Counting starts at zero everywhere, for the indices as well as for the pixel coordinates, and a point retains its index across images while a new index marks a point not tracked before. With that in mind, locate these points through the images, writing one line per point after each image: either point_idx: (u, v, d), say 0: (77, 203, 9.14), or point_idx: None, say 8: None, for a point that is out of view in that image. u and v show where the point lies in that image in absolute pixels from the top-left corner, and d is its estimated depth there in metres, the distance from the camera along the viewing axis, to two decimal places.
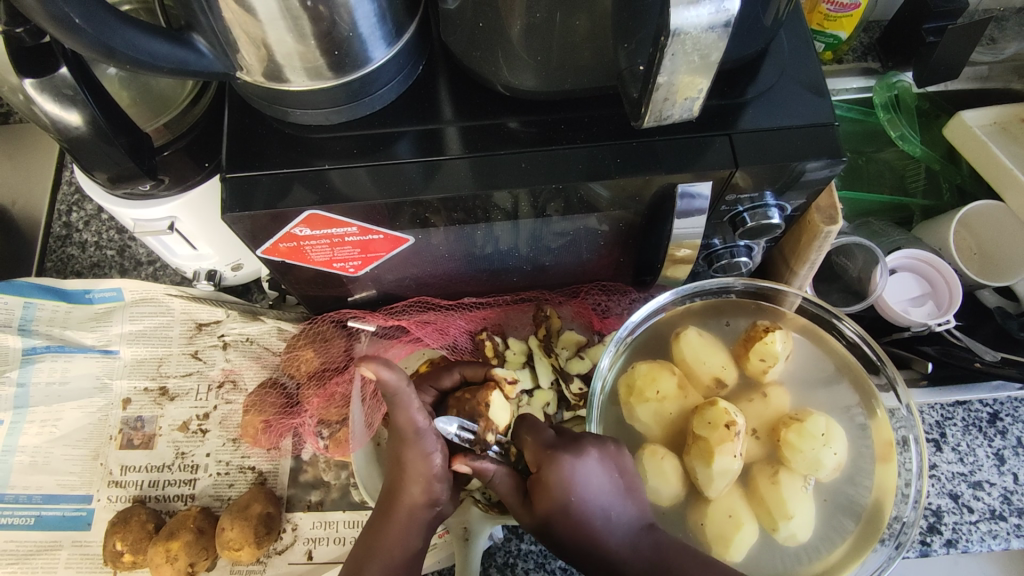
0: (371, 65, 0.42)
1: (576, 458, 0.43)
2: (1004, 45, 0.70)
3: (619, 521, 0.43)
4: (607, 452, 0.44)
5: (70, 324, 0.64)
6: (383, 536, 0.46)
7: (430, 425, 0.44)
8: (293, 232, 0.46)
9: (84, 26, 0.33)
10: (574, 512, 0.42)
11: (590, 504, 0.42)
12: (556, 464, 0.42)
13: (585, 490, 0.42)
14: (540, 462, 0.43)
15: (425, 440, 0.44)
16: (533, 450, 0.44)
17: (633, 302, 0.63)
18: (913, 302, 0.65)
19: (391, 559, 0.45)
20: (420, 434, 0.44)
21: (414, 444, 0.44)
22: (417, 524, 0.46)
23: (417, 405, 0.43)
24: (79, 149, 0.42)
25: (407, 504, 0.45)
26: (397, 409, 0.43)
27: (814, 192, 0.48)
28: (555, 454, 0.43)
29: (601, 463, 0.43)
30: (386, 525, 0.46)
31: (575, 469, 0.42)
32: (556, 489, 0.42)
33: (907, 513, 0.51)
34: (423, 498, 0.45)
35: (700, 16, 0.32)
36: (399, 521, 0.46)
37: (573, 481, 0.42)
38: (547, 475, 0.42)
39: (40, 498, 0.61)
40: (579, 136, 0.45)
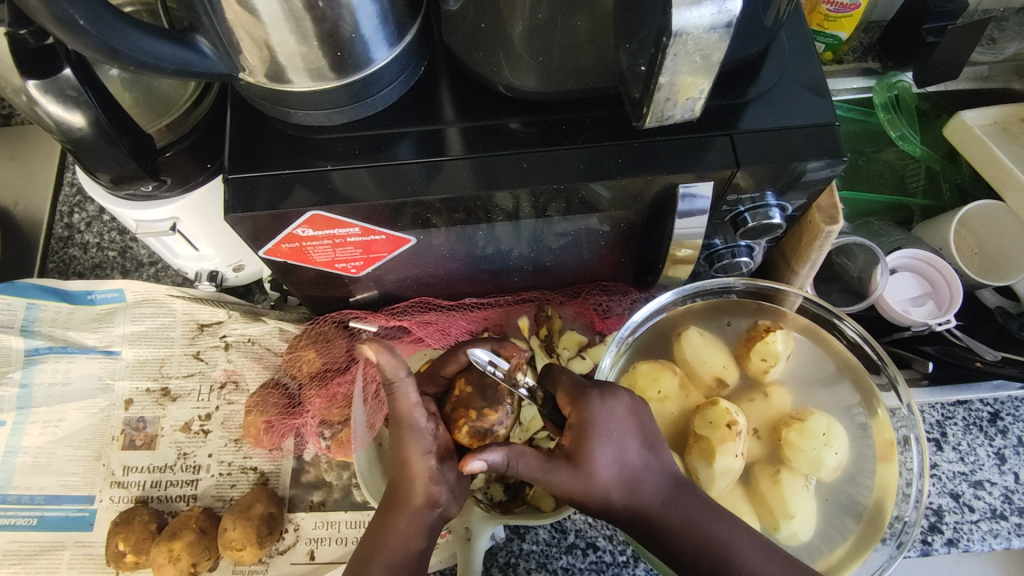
0: (373, 66, 0.42)
1: (611, 403, 0.43)
2: (1004, 46, 0.71)
3: (652, 467, 0.43)
4: (636, 399, 0.45)
5: (72, 325, 0.65)
6: (391, 529, 0.44)
7: (428, 420, 0.42)
8: (295, 233, 0.46)
9: (87, 28, 0.33)
10: (612, 457, 0.42)
11: (626, 448, 0.43)
12: (592, 407, 0.43)
13: (622, 435, 0.43)
14: (574, 406, 0.43)
15: (422, 436, 0.42)
16: (566, 392, 0.45)
17: (634, 303, 0.63)
18: (913, 302, 0.65)
19: (396, 554, 0.44)
20: (416, 427, 0.42)
21: (409, 440, 0.42)
22: (421, 519, 0.43)
23: (415, 392, 0.41)
24: (83, 150, 0.42)
25: (405, 507, 0.43)
26: (395, 398, 0.41)
27: (814, 192, 0.48)
28: (589, 398, 0.43)
29: (632, 408, 0.44)
30: (390, 521, 0.44)
31: (610, 412, 0.43)
32: (594, 434, 0.42)
33: (908, 513, 0.51)
34: (420, 500, 0.43)
35: (702, 16, 0.33)
36: (402, 516, 0.43)
37: (610, 423, 0.43)
38: (584, 418, 0.42)
39: (42, 498, 0.61)
40: (580, 137, 0.45)
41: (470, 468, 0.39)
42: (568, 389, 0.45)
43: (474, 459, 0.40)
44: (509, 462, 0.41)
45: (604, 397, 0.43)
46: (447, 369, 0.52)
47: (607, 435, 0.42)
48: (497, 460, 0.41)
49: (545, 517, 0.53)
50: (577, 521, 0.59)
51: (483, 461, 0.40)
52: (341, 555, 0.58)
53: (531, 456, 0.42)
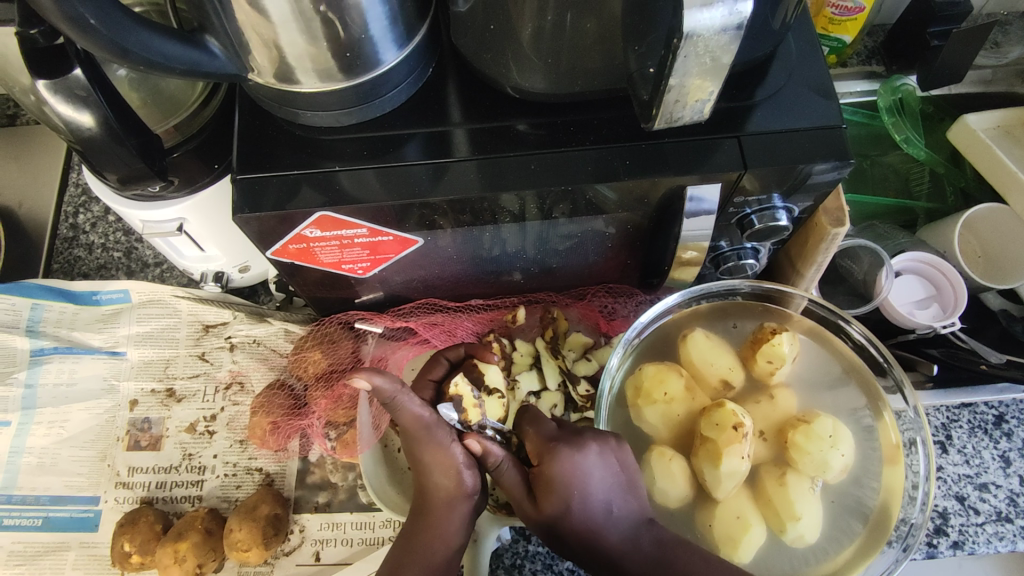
0: (382, 68, 0.42)
1: (577, 453, 0.44)
2: (1007, 50, 0.71)
3: (619, 515, 0.44)
4: (606, 446, 0.45)
5: (77, 325, 0.65)
6: (427, 531, 0.46)
7: (438, 418, 0.47)
8: (303, 234, 0.46)
9: (99, 27, 0.33)
10: (575, 507, 0.43)
11: (590, 498, 0.43)
12: (558, 459, 0.44)
13: (586, 486, 0.43)
14: (541, 458, 0.45)
15: (438, 435, 0.46)
16: (534, 443, 0.46)
17: (640, 305, 0.62)
18: (919, 305, 0.65)
19: (434, 552, 0.45)
20: (428, 429, 0.46)
21: (427, 438, 0.46)
22: (460, 506, 0.46)
23: (416, 397, 0.46)
24: (91, 150, 0.42)
25: (440, 498, 0.46)
26: (398, 412, 0.46)
27: (820, 194, 0.48)
28: (555, 450, 0.44)
29: (601, 458, 0.45)
30: (428, 520, 0.46)
31: (575, 464, 0.44)
32: (556, 486, 0.43)
33: (914, 515, 0.51)
34: (452, 487, 0.46)
35: (713, 18, 0.33)
36: (441, 507, 0.46)
37: (574, 476, 0.43)
38: (550, 470, 0.44)
39: (47, 499, 0.61)
40: (588, 139, 0.45)
41: (468, 445, 0.45)
42: (536, 440, 0.46)
43: (473, 440, 0.46)
44: (501, 460, 0.46)
45: (570, 448, 0.44)
46: (432, 375, 0.57)
47: (568, 489, 0.43)
48: (494, 452, 0.45)
49: None
50: None
51: (480, 444, 0.45)
52: (347, 556, 0.58)
53: (517, 472, 0.46)
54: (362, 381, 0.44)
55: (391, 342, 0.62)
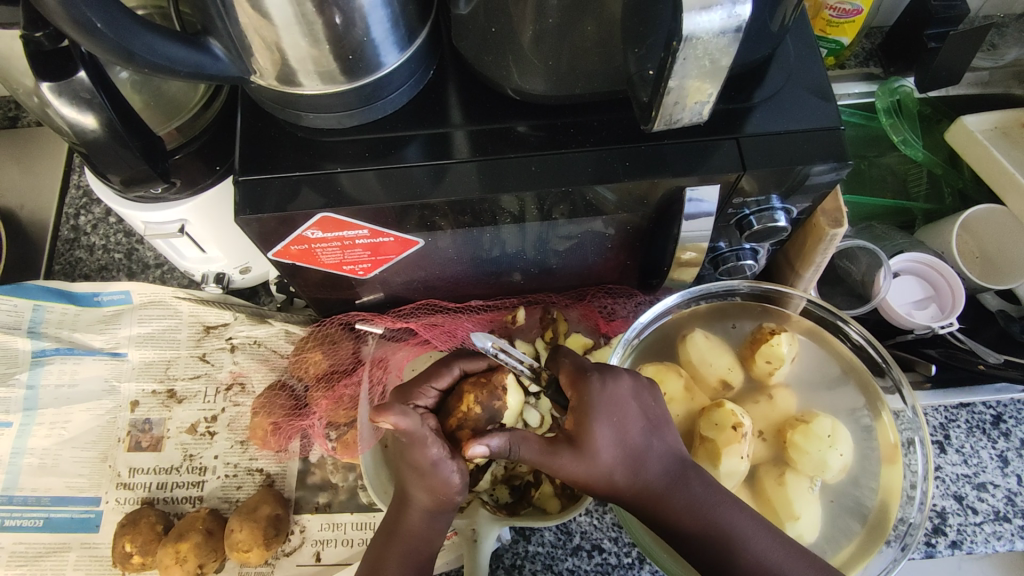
0: (384, 70, 0.42)
1: (612, 383, 0.43)
2: (1004, 52, 0.71)
3: (658, 448, 0.43)
4: (637, 379, 0.45)
5: (79, 326, 0.65)
6: (404, 527, 0.46)
7: (444, 450, 0.44)
8: (304, 235, 0.46)
9: (104, 30, 0.34)
10: (615, 439, 0.42)
11: (629, 428, 0.42)
12: (593, 389, 0.42)
13: (623, 416, 0.42)
14: (575, 389, 0.43)
15: (442, 468, 0.44)
16: (567, 374, 0.44)
17: (639, 305, 0.62)
18: (916, 305, 0.65)
19: (415, 552, 0.46)
20: (434, 463, 0.44)
21: (431, 473, 0.44)
22: (440, 515, 0.46)
23: (432, 438, 0.44)
24: (95, 152, 0.42)
25: (420, 508, 0.45)
26: (411, 451, 0.44)
27: (819, 195, 0.48)
28: (588, 380, 0.43)
29: (635, 389, 0.44)
30: (403, 517, 0.46)
31: (612, 393, 0.43)
32: (596, 414, 0.42)
33: (912, 515, 0.51)
34: (432, 502, 0.45)
35: (712, 21, 0.33)
36: (417, 516, 0.46)
37: (611, 405, 0.42)
38: (588, 399, 0.42)
39: (48, 500, 0.61)
40: (588, 140, 0.45)
41: (473, 453, 0.41)
42: (570, 371, 0.44)
43: (476, 445, 0.41)
44: (511, 446, 0.42)
45: (605, 379, 0.43)
46: (435, 382, 0.51)
47: (607, 415, 0.42)
48: (499, 446, 0.42)
49: (549, 517, 0.53)
50: (583, 523, 0.59)
51: (484, 447, 0.41)
52: (348, 556, 0.59)
53: (536, 444, 0.43)
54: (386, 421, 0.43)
55: (392, 342, 0.61)
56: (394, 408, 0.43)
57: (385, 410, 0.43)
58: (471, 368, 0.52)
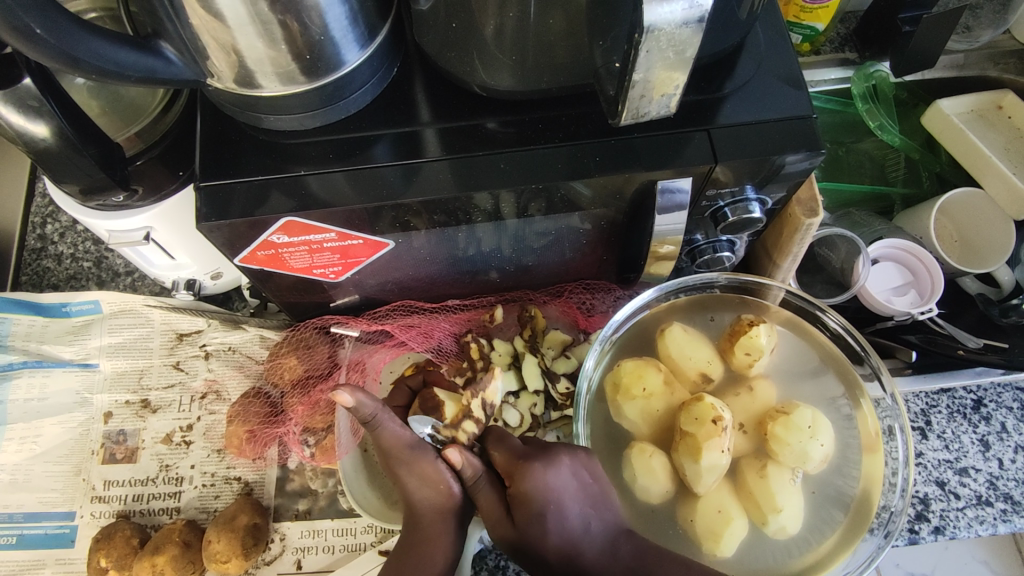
0: (345, 68, 0.41)
1: (551, 470, 0.44)
2: (979, 33, 0.69)
3: (595, 529, 0.44)
4: (578, 459, 0.46)
5: (47, 338, 0.64)
6: (422, 536, 0.45)
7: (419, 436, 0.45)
8: (270, 239, 0.45)
9: (44, 36, 0.32)
10: (551, 525, 0.43)
11: (567, 514, 0.43)
12: (531, 477, 0.43)
13: (561, 503, 0.43)
14: (514, 475, 0.44)
15: (423, 453, 0.45)
16: (504, 460, 0.45)
17: (618, 299, 0.62)
18: (896, 291, 0.65)
19: (432, 563, 0.45)
20: (412, 450, 0.44)
21: (413, 458, 0.44)
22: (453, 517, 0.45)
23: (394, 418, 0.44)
24: (48, 162, 0.42)
25: (432, 511, 0.45)
26: (380, 432, 0.44)
27: (794, 184, 0.48)
28: (529, 467, 0.44)
29: (575, 472, 0.45)
30: (420, 523, 0.46)
31: (550, 480, 0.43)
32: (532, 505, 0.43)
33: (895, 502, 0.51)
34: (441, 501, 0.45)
35: (673, 12, 0.32)
36: (433, 519, 0.45)
37: (549, 493, 0.43)
38: (524, 488, 0.43)
39: (21, 516, 0.60)
40: (557, 136, 0.44)
41: (451, 458, 0.44)
42: (507, 458, 0.45)
43: (453, 452, 0.44)
44: (478, 476, 0.45)
45: (544, 465, 0.44)
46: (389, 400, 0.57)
47: (545, 504, 0.43)
48: (472, 463, 0.45)
49: None
50: None
51: (461, 454, 0.44)
52: (330, 563, 0.58)
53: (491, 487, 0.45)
54: (346, 399, 0.41)
55: (369, 345, 0.61)
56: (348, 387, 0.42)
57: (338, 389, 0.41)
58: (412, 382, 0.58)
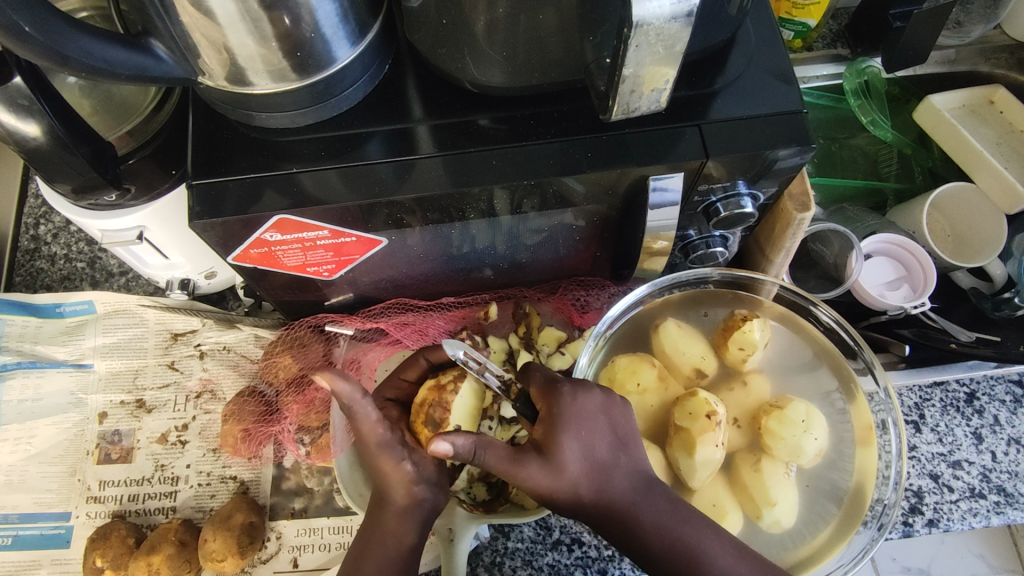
0: (336, 65, 0.41)
1: (583, 395, 0.43)
2: (970, 29, 0.70)
3: (628, 463, 0.43)
4: (612, 397, 0.45)
5: (41, 339, 0.64)
6: (381, 529, 0.46)
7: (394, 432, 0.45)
8: (263, 237, 0.45)
9: (33, 34, 0.32)
10: (582, 452, 0.42)
11: (597, 442, 0.42)
12: (564, 400, 0.43)
13: (592, 428, 0.42)
14: (546, 399, 0.43)
15: (394, 449, 0.45)
16: (538, 390, 0.44)
17: (612, 296, 0.62)
18: (889, 286, 0.65)
19: (389, 553, 0.45)
20: (381, 446, 0.44)
21: (380, 454, 0.45)
22: (414, 515, 0.46)
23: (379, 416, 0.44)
24: (40, 161, 0.42)
25: (395, 506, 0.45)
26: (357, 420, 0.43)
27: (786, 179, 0.48)
28: (559, 392, 0.43)
29: (606, 405, 0.44)
30: (381, 517, 0.46)
31: (581, 405, 0.43)
32: (565, 426, 0.42)
33: (888, 495, 0.51)
34: (405, 499, 0.45)
35: (661, 7, 0.32)
36: (393, 513, 0.46)
37: (581, 416, 0.42)
38: (556, 411, 0.42)
39: (16, 517, 0.60)
40: (550, 131, 0.44)
41: (436, 450, 0.39)
42: (540, 385, 0.44)
43: (440, 441, 0.40)
44: (474, 451, 0.41)
45: (576, 391, 0.43)
46: (407, 373, 0.55)
47: (575, 427, 0.42)
48: (464, 446, 0.41)
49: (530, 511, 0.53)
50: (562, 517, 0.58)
51: (448, 443, 0.40)
52: (326, 561, 0.58)
53: (500, 450, 0.42)
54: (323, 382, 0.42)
55: (363, 343, 0.61)
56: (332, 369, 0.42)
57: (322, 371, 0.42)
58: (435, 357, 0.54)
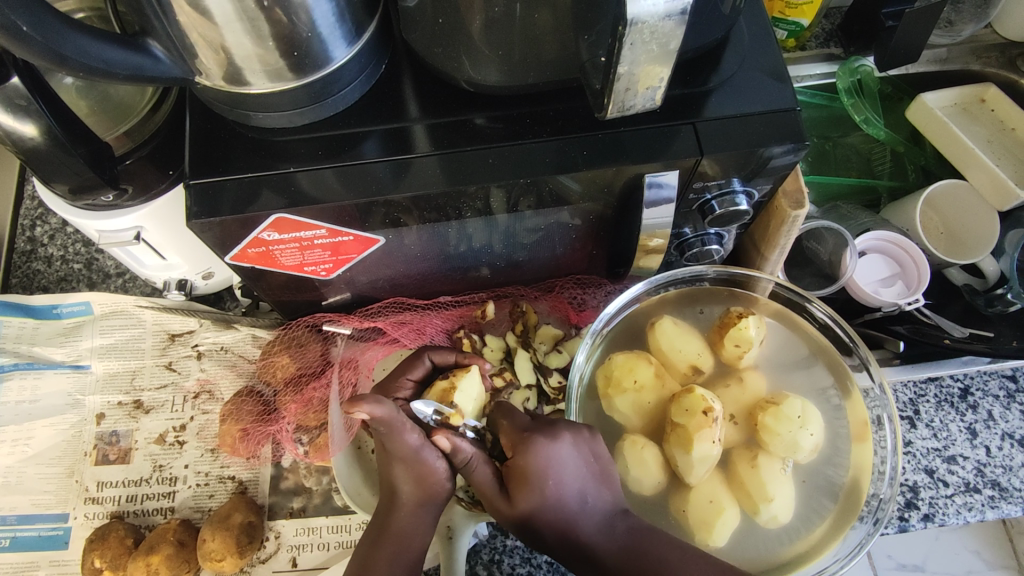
0: (333, 65, 0.42)
1: (552, 444, 0.43)
2: (961, 28, 0.70)
3: (593, 507, 0.44)
4: (580, 436, 0.45)
5: (38, 340, 0.64)
6: (393, 525, 0.45)
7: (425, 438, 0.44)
8: (261, 236, 0.45)
9: (32, 33, 0.32)
10: (548, 500, 0.42)
11: (564, 490, 0.42)
12: (533, 450, 0.42)
13: (559, 478, 0.42)
14: (514, 448, 0.43)
15: (425, 456, 0.44)
16: (509, 435, 0.44)
17: (608, 294, 0.63)
18: (883, 283, 0.65)
19: (405, 551, 0.44)
20: (416, 453, 0.43)
21: (415, 459, 0.44)
22: (430, 508, 0.45)
23: (409, 425, 0.43)
24: (37, 161, 0.42)
25: (410, 501, 0.45)
26: (392, 437, 0.43)
27: (780, 177, 0.48)
28: (529, 442, 0.43)
29: (575, 448, 0.44)
30: (393, 515, 0.45)
31: (550, 455, 0.43)
32: (530, 477, 0.42)
33: (883, 490, 0.52)
34: (421, 492, 0.44)
35: (656, 5, 0.33)
36: (407, 509, 0.45)
37: (548, 468, 0.42)
38: (524, 463, 0.42)
39: (14, 518, 0.60)
40: (545, 130, 0.45)
41: (441, 443, 0.43)
42: (511, 432, 0.44)
43: (441, 437, 0.43)
44: (471, 458, 0.44)
45: (545, 439, 0.43)
46: (412, 374, 0.52)
47: (542, 480, 0.42)
48: (465, 448, 0.43)
49: None
50: None
51: (450, 441, 0.43)
52: (326, 560, 0.58)
53: (489, 469, 0.44)
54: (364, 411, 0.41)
55: (361, 342, 0.61)
56: (368, 398, 0.41)
57: (359, 399, 0.41)
58: (439, 360, 0.53)
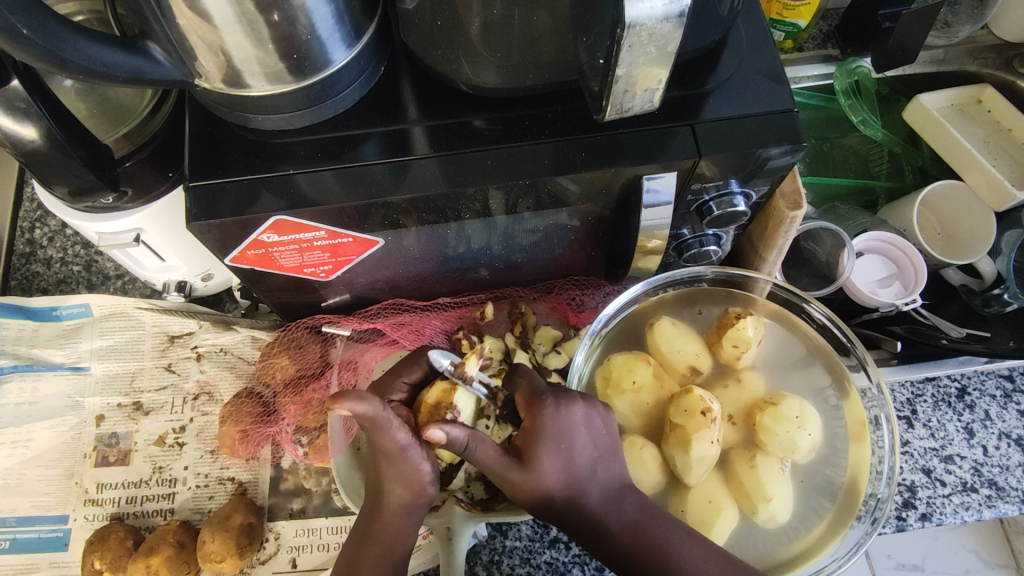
0: (333, 67, 0.42)
1: (567, 411, 0.44)
2: (958, 29, 0.71)
3: (602, 476, 0.44)
4: (594, 406, 0.45)
5: (38, 342, 0.64)
6: (378, 529, 0.45)
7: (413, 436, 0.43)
8: (261, 239, 0.45)
9: (32, 36, 0.33)
10: (559, 465, 0.43)
11: (575, 456, 0.43)
12: (547, 414, 0.43)
13: (571, 443, 0.43)
14: (529, 411, 0.44)
15: (413, 455, 0.43)
16: (524, 398, 0.45)
17: (607, 295, 0.63)
18: (881, 283, 0.66)
19: (389, 554, 0.45)
20: (405, 451, 0.43)
21: (402, 460, 0.43)
22: (415, 512, 0.45)
23: (398, 423, 0.42)
24: (37, 163, 0.42)
25: (397, 504, 0.45)
26: (379, 435, 0.42)
27: (777, 178, 0.48)
28: (543, 405, 0.44)
29: (589, 416, 0.45)
30: (379, 518, 0.45)
31: (564, 421, 0.43)
32: (544, 440, 0.42)
33: (881, 489, 0.52)
34: (409, 495, 0.44)
35: (654, 7, 0.33)
36: (393, 513, 0.45)
37: (561, 432, 0.43)
38: (538, 424, 0.43)
39: (13, 520, 0.60)
40: (544, 132, 0.45)
41: (432, 437, 0.40)
42: (527, 394, 0.45)
43: (435, 428, 0.40)
44: (468, 441, 0.42)
45: (559, 406, 0.44)
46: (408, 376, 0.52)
47: (555, 442, 0.43)
48: (459, 437, 0.41)
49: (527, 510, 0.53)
50: None
51: (444, 432, 0.40)
52: (325, 561, 0.58)
53: (493, 448, 0.43)
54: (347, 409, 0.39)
55: (360, 344, 0.61)
56: (350, 394, 0.40)
57: (342, 397, 0.39)
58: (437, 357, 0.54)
